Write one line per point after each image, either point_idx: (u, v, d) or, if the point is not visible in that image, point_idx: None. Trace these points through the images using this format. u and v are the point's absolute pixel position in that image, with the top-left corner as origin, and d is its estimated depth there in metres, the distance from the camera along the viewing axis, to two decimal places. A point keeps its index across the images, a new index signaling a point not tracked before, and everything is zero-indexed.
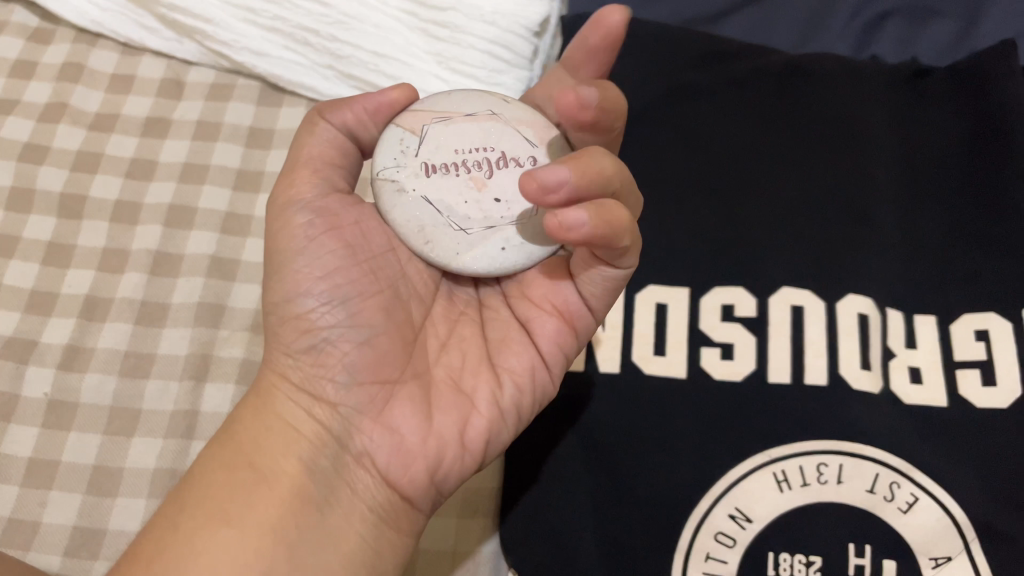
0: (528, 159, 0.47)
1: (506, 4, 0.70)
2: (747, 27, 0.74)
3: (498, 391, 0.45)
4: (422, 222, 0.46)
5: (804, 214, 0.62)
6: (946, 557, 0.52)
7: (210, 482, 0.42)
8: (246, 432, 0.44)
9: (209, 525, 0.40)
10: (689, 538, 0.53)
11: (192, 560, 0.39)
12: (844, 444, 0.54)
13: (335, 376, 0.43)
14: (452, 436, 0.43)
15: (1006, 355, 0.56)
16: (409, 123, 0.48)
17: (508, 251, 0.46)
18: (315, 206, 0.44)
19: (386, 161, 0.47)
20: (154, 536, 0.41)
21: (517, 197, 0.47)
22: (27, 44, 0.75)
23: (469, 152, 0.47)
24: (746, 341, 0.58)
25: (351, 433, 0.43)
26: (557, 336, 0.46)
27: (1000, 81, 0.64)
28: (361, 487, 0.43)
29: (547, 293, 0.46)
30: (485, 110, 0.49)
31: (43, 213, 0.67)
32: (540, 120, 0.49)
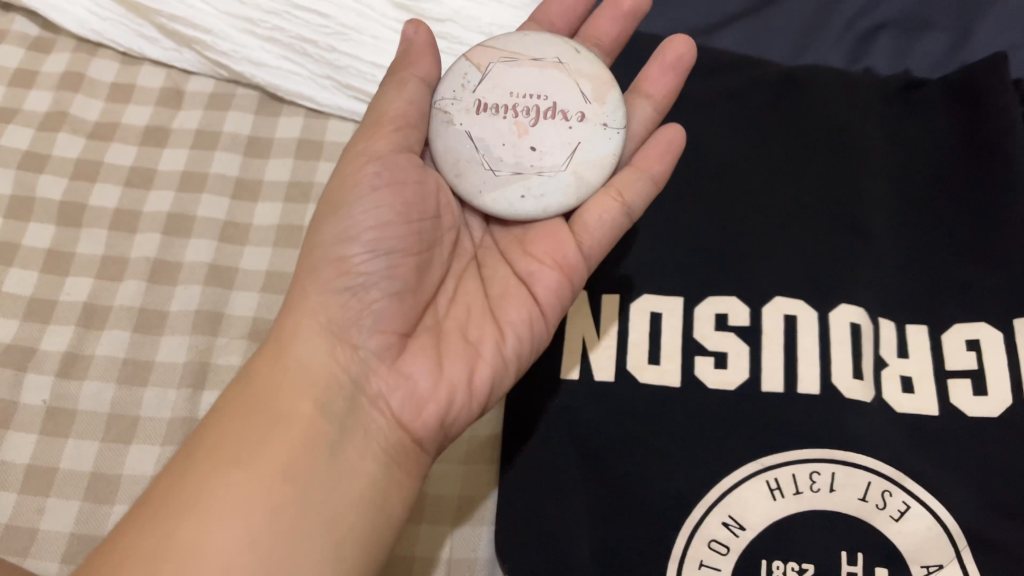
0: (572, 115, 0.53)
1: (504, 17, 0.72)
2: (744, 37, 0.74)
3: (501, 342, 0.50)
4: (460, 155, 0.53)
5: (799, 223, 0.62)
6: (937, 565, 0.52)
7: (231, 422, 0.45)
8: (269, 370, 0.47)
9: (226, 462, 0.43)
10: (682, 545, 0.53)
11: (210, 492, 0.42)
12: (836, 453, 0.55)
13: (360, 322, 0.48)
14: (460, 379, 0.49)
15: (997, 364, 0.56)
16: (480, 61, 0.55)
17: (527, 199, 0.52)
18: (383, 160, 0.49)
19: (447, 93, 0.54)
20: (169, 478, 0.44)
21: (553, 147, 0.53)
22: (28, 53, 0.76)
23: (521, 96, 0.53)
24: (740, 350, 0.58)
25: (367, 375, 0.48)
26: (556, 290, 0.51)
27: (992, 94, 0.64)
28: (374, 426, 0.47)
29: (548, 251, 0.52)
30: (551, 59, 0.55)
31: (42, 221, 0.68)
32: (600, 78, 0.55)
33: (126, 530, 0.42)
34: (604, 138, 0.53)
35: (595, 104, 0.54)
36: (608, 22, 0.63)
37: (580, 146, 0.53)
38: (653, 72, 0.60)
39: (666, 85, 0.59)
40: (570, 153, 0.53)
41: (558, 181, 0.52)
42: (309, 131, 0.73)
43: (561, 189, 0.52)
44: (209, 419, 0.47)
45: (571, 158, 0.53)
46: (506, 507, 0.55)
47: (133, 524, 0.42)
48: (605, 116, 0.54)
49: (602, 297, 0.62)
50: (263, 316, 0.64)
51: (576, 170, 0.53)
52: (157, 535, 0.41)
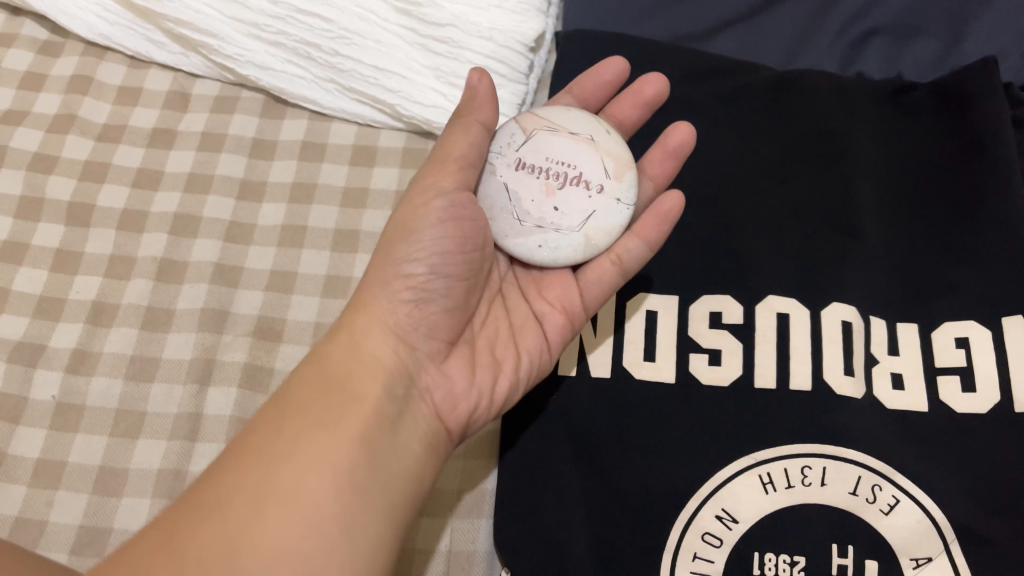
0: (594, 186, 0.57)
1: (503, 21, 0.73)
2: (738, 43, 0.76)
3: (520, 365, 0.55)
4: (493, 202, 0.56)
5: (793, 224, 0.64)
6: (926, 558, 0.53)
7: (306, 401, 0.46)
8: (335, 368, 0.48)
9: (305, 431, 0.45)
10: (677, 538, 0.54)
11: (288, 458, 0.43)
12: (828, 448, 0.56)
13: (421, 329, 0.50)
14: (486, 392, 0.53)
15: (986, 362, 0.58)
16: (526, 124, 0.58)
17: (544, 250, 0.56)
18: (452, 197, 0.51)
19: (493, 146, 0.58)
20: (246, 441, 0.45)
21: (575, 211, 0.56)
22: (37, 56, 0.77)
23: (555, 162, 0.57)
24: (733, 348, 0.60)
25: (419, 376, 0.50)
26: (563, 330, 0.56)
27: (982, 98, 0.66)
28: (421, 420, 0.49)
29: (558, 296, 0.57)
30: (586, 134, 0.58)
31: (52, 220, 0.69)
32: (625, 159, 0.58)
33: (188, 510, 0.42)
34: (617, 211, 0.57)
35: (616, 180, 0.57)
36: (629, 108, 0.64)
37: (596, 214, 0.56)
38: (655, 156, 0.61)
39: (666, 170, 0.61)
40: (587, 218, 0.56)
41: (569, 241, 0.56)
42: (312, 134, 0.74)
43: (574, 246, 0.56)
44: (271, 405, 0.47)
45: (587, 222, 0.56)
46: (504, 502, 0.57)
47: (196, 506, 0.42)
48: (622, 191, 0.57)
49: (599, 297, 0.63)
50: (267, 315, 0.66)
51: (589, 234, 0.56)
52: (239, 498, 0.42)
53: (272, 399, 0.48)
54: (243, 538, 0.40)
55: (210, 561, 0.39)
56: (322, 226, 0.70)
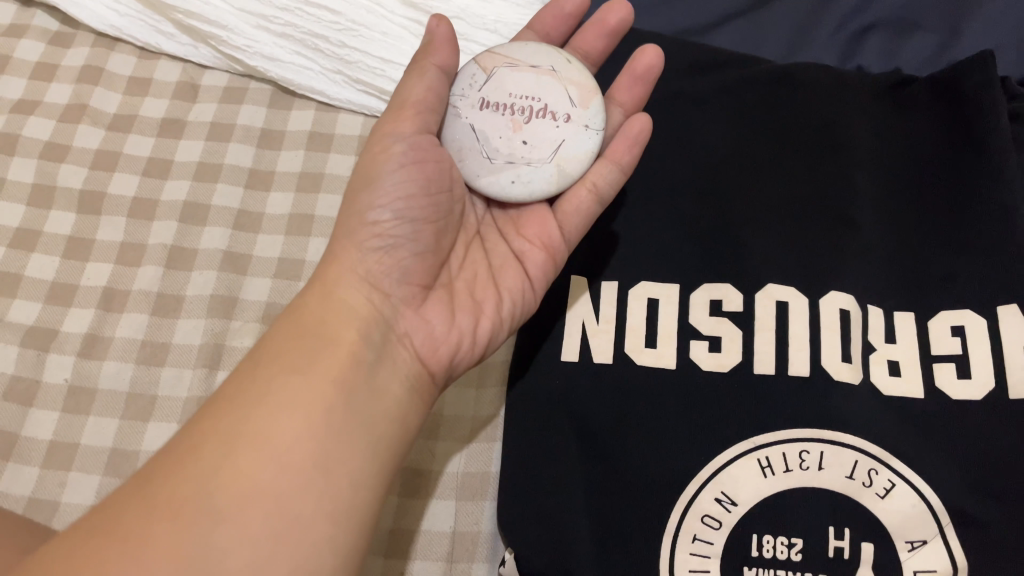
0: (561, 116, 0.58)
1: (508, 14, 0.74)
2: (738, 37, 0.77)
3: (501, 304, 0.56)
4: (462, 144, 0.57)
5: (792, 215, 0.65)
6: (921, 541, 0.55)
7: (280, 350, 0.48)
8: (310, 316, 0.50)
9: (281, 375, 0.47)
10: (677, 520, 0.56)
11: (262, 402, 0.46)
12: (825, 433, 0.57)
13: (392, 273, 0.51)
14: (467, 332, 0.54)
15: (981, 349, 0.59)
16: (485, 63, 0.59)
17: (517, 185, 0.57)
18: (410, 140, 0.52)
19: (456, 89, 0.59)
20: (228, 388, 0.47)
21: (544, 143, 0.58)
22: (48, 47, 0.78)
23: (519, 97, 0.58)
24: (733, 335, 0.61)
25: (396, 318, 0.51)
26: (543, 268, 0.57)
27: (978, 92, 0.66)
28: (400, 360, 0.51)
29: (537, 232, 0.58)
30: (547, 66, 0.59)
31: (64, 208, 0.70)
32: (589, 86, 0.59)
33: (168, 454, 0.45)
34: (586, 138, 0.58)
35: (582, 108, 0.59)
36: (595, 37, 0.65)
37: (565, 143, 0.58)
38: (624, 82, 0.63)
39: (636, 93, 0.63)
40: (557, 148, 0.58)
41: (542, 175, 0.57)
42: (320, 124, 0.75)
43: (547, 177, 0.57)
44: (251, 357, 0.49)
45: (557, 153, 0.58)
46: (508, 484, 0.58)
47: (175, 450, 0.45)
48: (589, 118, 0.59)
49: (601, 284, 0.64)
50: (275, 302, 0.67)
51: (560, 163, 0.58)
52: (216, 446, 0.44)
53: (253, 350, 0.50)
54: (214, 479, 0.43)
55: (183, 501, 0.42)
56: (328, 214, 0.71)
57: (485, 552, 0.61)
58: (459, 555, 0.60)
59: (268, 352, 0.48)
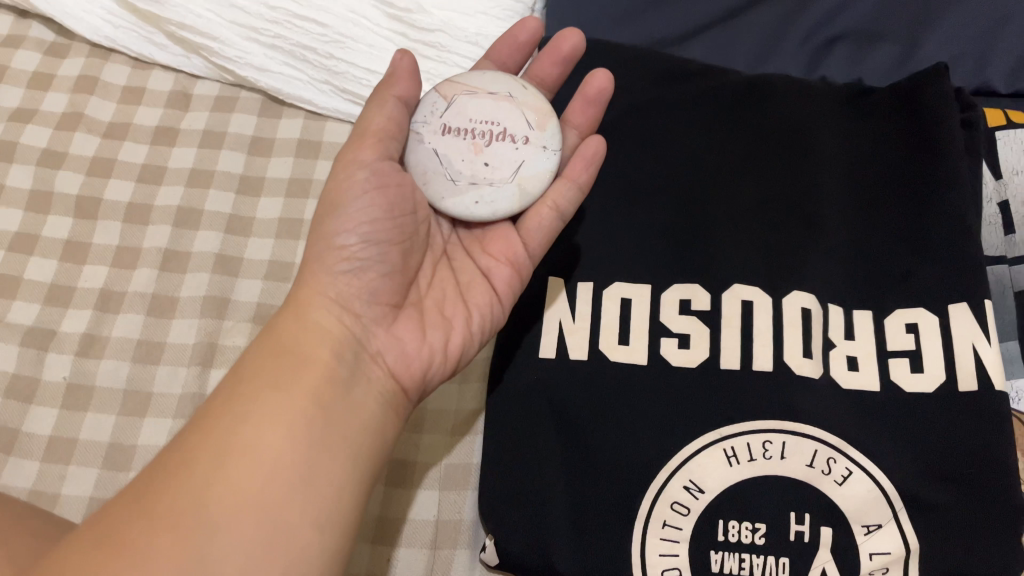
0: (520, 139, 0.61)
1: (489, 26, 0.77)
2: (709, 48, 0.81)
3: (470, 320, 0.59)
4: (426, 169, 0.60)
5: (757, 219, 0.69)
6: (877, 524, 0.58)
7: (255, 371, 0.50)
8: (283, 337, 0.52)
9: (261, 394, 0.49)
10: (648, 507, 0.59)
11: (243, 421, 0.48)
12: (787, 423, 0.60)
13: (362, 295, 0.54)
14: (438, 348, 0.57)
15: (934, 345, 0.62)
16: (445, 91, 0.62)
17: (480, 205, 0.60)
18: (373, 167, 0.54)
19: (418, 116, 0.62)
20: (210, 407, 0.49)
21: (503, 164, 0.61)
22: (44, 58, 0.81)
23: (479, 122, 0.61)
24: (701, 332, 0.64)
25: (367, 337, 0.54)
26: (509, 282, 0.61)
27: (931, 101, 0.71)
28: (374, 377, 0.53)
29: (502, 250, 0.61)
30: (504, 92, 0.62)
31: (61, 213, 0.73)
32: (545, 109, 0.63)
33: (160, 469, 0.47)
34: (545, 158, 0.61)
35: (539, 130, 0.62)
36: (550, 66, 0.68)
37: (525, 163, 0.61)
38: (576, 105, 0.66)
39: (589, 116, 0.67)
40: (517, 169, 0.61)
41: (504, 195, 0.60)
42: (308, 132, 0.78)
43: (509, 197, 0.60)
44: (229, 378, 0.51)
45: (517, 173, 0.61)
46: (489, 474, 0.62)
47: (165, 466, 0.47)
48: (546, 140, 0.62)
49: (576, 285, 0.67)
50: (266, 302, 0.70)
51: (521, 183, 0.60)
52: (206, 466, 0.46)
53: (230, 371, 0.52)
54: (207, 491, 0.45)
55: (179, 512, 0.44)
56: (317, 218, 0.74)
57: (467, 540, 0.64)
58: (442, 543, 0.64)
59: (245, 372, 0.51)
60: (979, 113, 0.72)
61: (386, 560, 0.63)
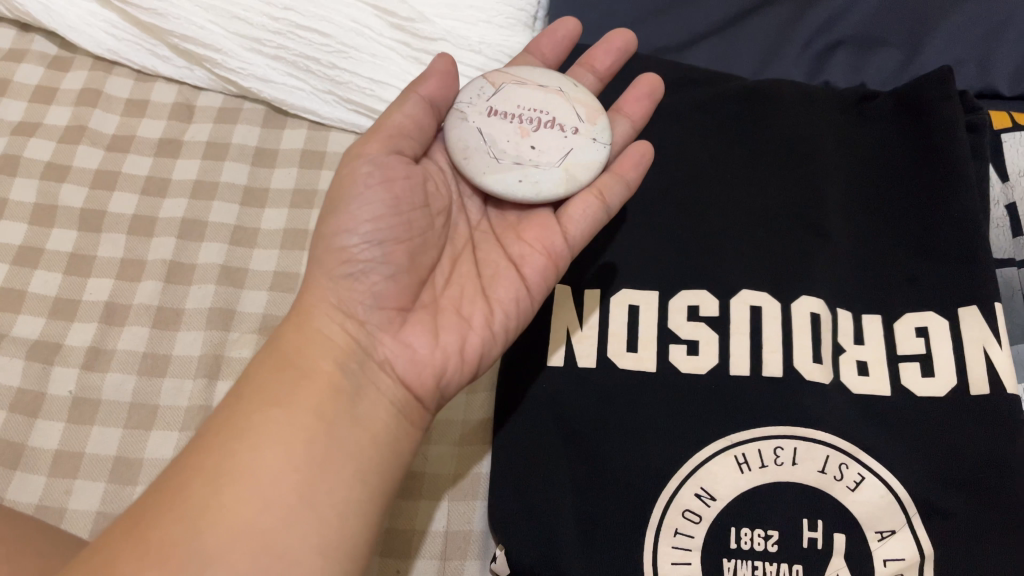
0: (568, 129, 0.62)
1: (492, 35, 0.77)
2: (711, 55, 0.82)
3: (491, 315, 0.57)
4: (469, 144, 0.61)
5: (764, 223, 0.68)
6: (890, 530, 0.58)
7: (257, 384, 0.50)
8: (282, 353, 0.52)
9: (260, 408, 0.48)
10: (659, 515, 0.59)
11: (242, 436, 0.47)
12: (798, 429, 0.60)
13: (365, 300, 0.53)
14: (453, 351, 0.55)
15: (944, 348, 0.62)
16: (494, 79, 0.64)
17: (524, 183, 0.60)
18: (377, 161, 0.55)
19: (464, 97, 0.63)
20: (207, 428, 0.49)
21: (550, 148, 0.61)
22: (46, 71, 0.81)
23: (527, 109, 0.62)
24: (709, 339, 0.64)
25: (373, 345, 0.53)
26: (542, 272, 0.59)
27: (934, 105, 0.70)
28: (383, 385, 0.53)
29: (538, 237, 0.60)
30: (554, 87, 0.64)
31: (65, 226, 0.73)
32: (594, 106, 0.64)
33: (155, 497, 0.46)
34: (593, 149, 0.62)
35: (589, 123, 0.63)
36: (603, 56, 0.70)
37: (574, 150, 0.61)
38: (631, 95, 0.67)
39: (643, 107, 0.67)
40: (565, 155, 0.61)
41: (550, 177, 0.60)
42: (311, 142, 0.78)
43: (554, 179, 0.60)
44: (230, 393, 0.51)
45: (565, 159, 0.61)
46: (499, 483, 0.61)
47: (160, 494, 0.46)
48: (596, 132, 0.63)
49: (584, 293, 0.67)
50: (271, 312, 0.70)
51: (568, 168, 0.60)
52: (203, 485, 0.45)
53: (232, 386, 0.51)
54: (205, 517, 0.44)
55: (175, 542, 0.43)
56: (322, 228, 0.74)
57: (477, 551, 0.63)
58: (452, 554, 0.63)
59: (245, 388, 0.50)
60: (984, 116, 0.72)
61: (397, 571, 0.62)
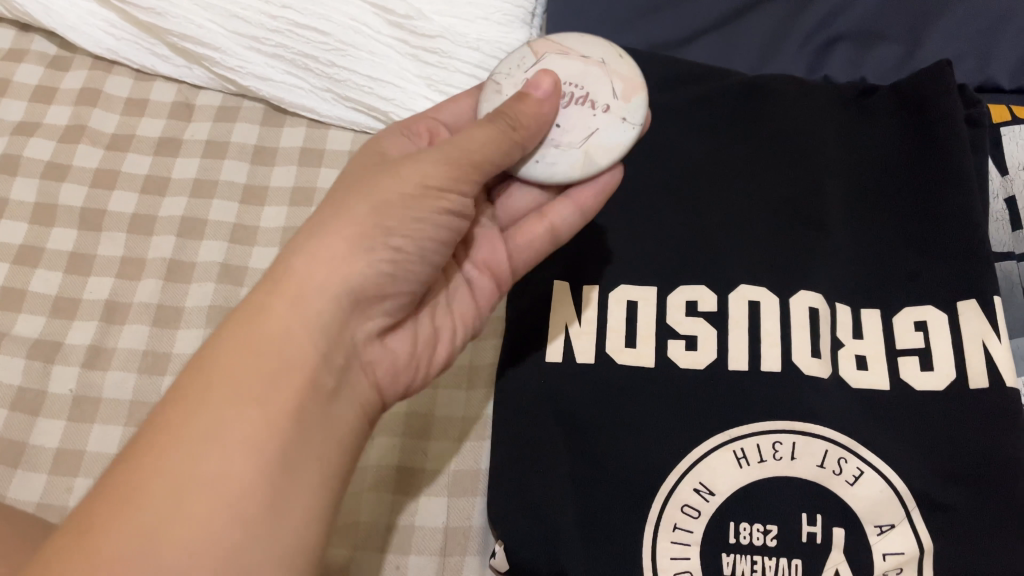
0: (600, 106, 0.58)
1: (490, 32, 0.76)
2: (711, 50, 0.81)
3: (453, 335, 0.60)
4: None
5: (763, 219, 0.68)
6: (889, 525, 0.58)
7: (236, 369, 0.45)
8: (251, 335, 0.46)
9: (239, 404, 0.44)
10: (658, 510, 0.59)
11: (215, 438, 0.43)
12: (796, 424, 0.60)
13: (383, 303, 0.52)
14: (423, 363, 0.57)
15: (943, 342, 0.62)
16: (538, 48, 0.60)
17: (539, 164, 0.57)
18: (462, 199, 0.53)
19: (504, 68, 0.60)
20: (169, 414, 0.44)
21: (575, 129, 0.57)
22: (46, 71, 0.82)
23: (561, 84, 0.58)
24: (708, 333, 0.64)
25: (363, 342, 0.51)
26: (490, 297, 0.62)
27: (934, 99, 0.70)
28: (360, 384, 0.51)
29: (490, 257, 0.61)
30: (597, 59, 0.60)
31: (65, 225, 0.74)
32: (634, 82, 0.59)
33: (101, 504, 0.41)
34: (621, 129, 0.57)
35: (624, 100, 0.58)
36: None
37: (599, 131, 0.57)
38: None
39: None
40: (589, 136, 0.57)
41: (572, 159, 0.57)
42: (311, 140, 0.79)
43: (572, 162, 0.57)
44: (199, 368, 0.45)
45: (588, 140, 0.57)
46: (499, 481, 0.61)
47: (102, 506, 0.41)
48: (629, 112, 0.58)
49: (583, 289, 0.67)
50: None
51: (589, 150, 0.57)
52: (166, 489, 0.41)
53: (199, 357, 0.46)
54: (167, 539, 0.40)
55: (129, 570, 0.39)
56: None
57: (477, 546, 0.64)
58: (451, 550, 0.63)
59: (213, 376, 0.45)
60: (983, 109, 0.72)
61: (397, 567, 0.63)
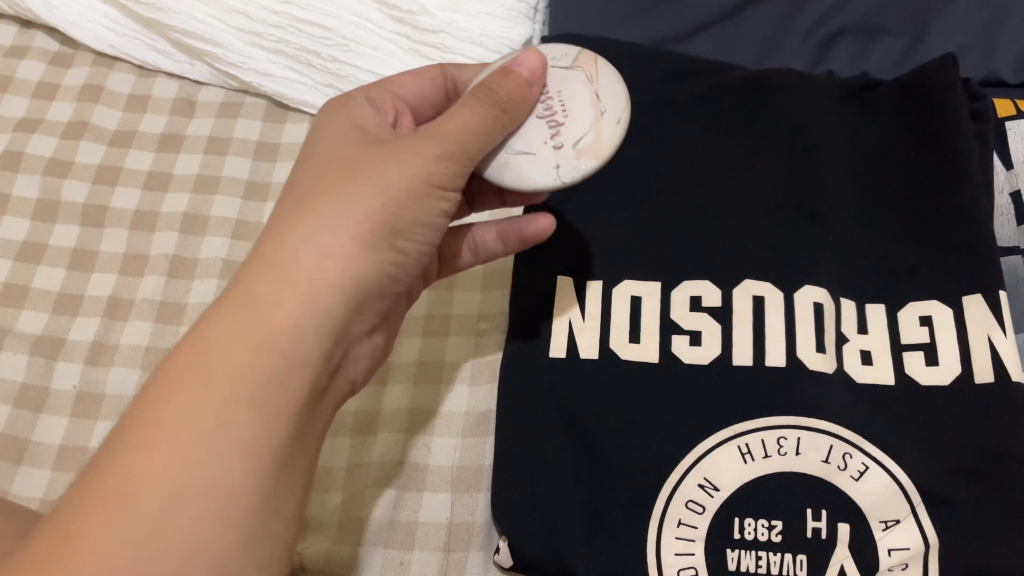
0: (557, 139, 0.54)
1: (493, 27, 0.76)
2: (714, 45, 0.81)
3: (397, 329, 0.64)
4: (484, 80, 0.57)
5: (766, 214, 0.68)
6: (895, 520, 0.57)
7: (238, 364, 0.44)
8: (250, 325, 0.45)
9: (240, 405, 0.43)
10: (663, 505, 0.59)
11: (213, 439, 0.42)
12: (801, 419, 0.60)
13: (381, 305, 0.52)
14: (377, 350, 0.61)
15: (948, 336, 0.62)
16: (581, 59, 0.57)
17: None
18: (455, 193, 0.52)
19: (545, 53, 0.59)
20: (162, 408, 0.42)
21: (519, 135, 0.54)
22: (49, 68, 0.82)
23: (557, 98, 0.55)
24: (712, 329, 0.64)
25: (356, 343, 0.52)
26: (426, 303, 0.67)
27: (938, 93, 0.70)
28: (340, 384, 0.53)
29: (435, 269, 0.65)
30: (602, 104, 0.55)
31: (67, 222, 0.74)
32: (602, 151, 0.54)
33: (90, 500, 0.40)
34: (546, 170, 0.54)
35: (575, 153, 0.54)
36: None
37: (531, 157, 0.54)
38: None
39: None
40: (522, 152, 0.54)
41: (493, 158, 0.54)
42: None
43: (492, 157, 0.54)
44: (196, 356, 0.44)
45: (518, 154, 0.54)
46: (502, 477, 0.61)
47: (88, 493, 0.40)
48: (568, 164, 0.53)
49: (586, 284, 0.67)
50: None
51: (512, 162, 0.54)
52: (159, 488, 0.40)
53: (197, 344, 0.44)
54: (162, 541, 0.40)
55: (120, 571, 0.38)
56: None
57: (478, 542, 0.63)
58: (453, 546, 0.63)
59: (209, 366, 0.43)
60: (987, 104, 0.72)
61: (401, 563, 0.63)
